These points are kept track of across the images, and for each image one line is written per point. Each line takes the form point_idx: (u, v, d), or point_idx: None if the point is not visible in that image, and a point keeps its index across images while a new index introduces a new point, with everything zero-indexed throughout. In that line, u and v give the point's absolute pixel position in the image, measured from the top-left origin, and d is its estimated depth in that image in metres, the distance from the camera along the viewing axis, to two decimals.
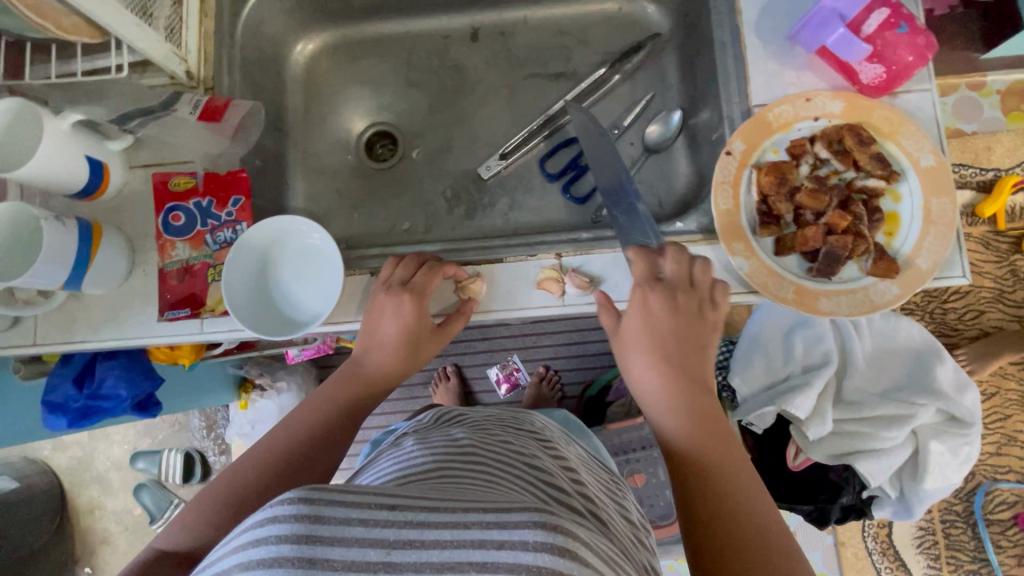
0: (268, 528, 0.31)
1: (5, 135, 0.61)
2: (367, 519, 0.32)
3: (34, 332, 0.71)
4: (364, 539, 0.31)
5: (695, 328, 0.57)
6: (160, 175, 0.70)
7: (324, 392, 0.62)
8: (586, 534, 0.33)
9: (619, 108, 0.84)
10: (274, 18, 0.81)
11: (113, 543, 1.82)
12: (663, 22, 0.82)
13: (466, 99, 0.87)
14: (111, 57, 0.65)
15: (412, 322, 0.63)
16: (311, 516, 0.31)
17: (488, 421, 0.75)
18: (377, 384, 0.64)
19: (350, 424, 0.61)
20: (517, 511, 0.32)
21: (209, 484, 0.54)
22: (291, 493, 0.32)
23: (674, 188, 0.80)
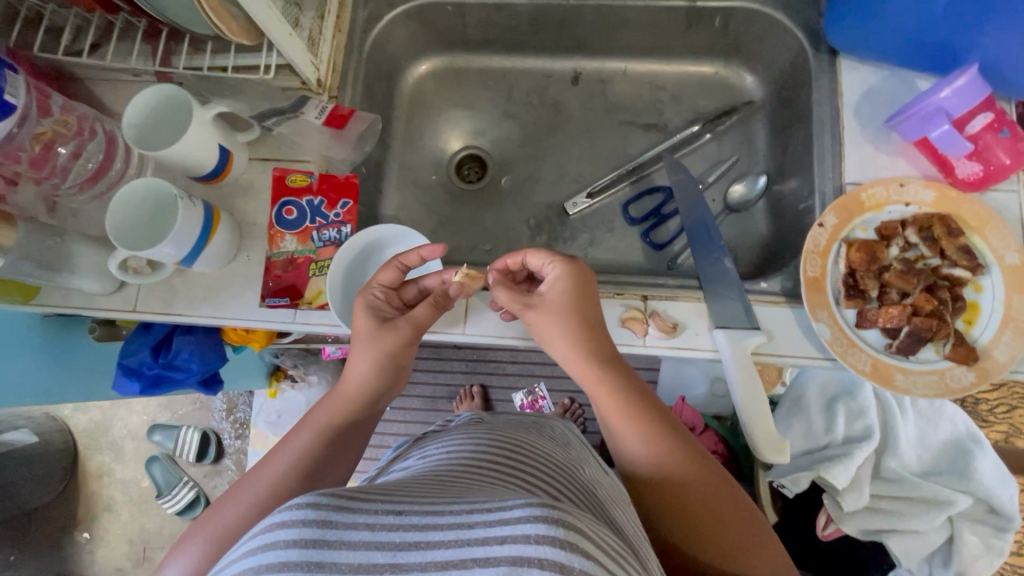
0: (277, 533, 0.31)
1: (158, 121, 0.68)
2: (374, 523, 0.31)
3: (135, 300, 0.75)
4: (370, 541, 0.31)
5: (578, 326, 0.61)
6: (279, 170, 0.75)
7: (312, 413, 0.65)
8: (595, 528, 0.33)
9: (704, 165, 0.88)
10: (397, 39, 0.87)
11: (115, 512, 1.82)
12: (758, 91, 0.87)
13: (559, 136, 0.92)
14: (262, 57, 0.70)
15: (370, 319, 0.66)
16: (317, 520, 0.31)
17: (508, 421, 0.75)
18: (362, 395, 0.65)
19: (340, 439, 0.63)
20: (517, 504, 0.31)
21: (207, 514, 0.57)
22: (299, 499, 0.32)
23: (750, 247, 0.83)
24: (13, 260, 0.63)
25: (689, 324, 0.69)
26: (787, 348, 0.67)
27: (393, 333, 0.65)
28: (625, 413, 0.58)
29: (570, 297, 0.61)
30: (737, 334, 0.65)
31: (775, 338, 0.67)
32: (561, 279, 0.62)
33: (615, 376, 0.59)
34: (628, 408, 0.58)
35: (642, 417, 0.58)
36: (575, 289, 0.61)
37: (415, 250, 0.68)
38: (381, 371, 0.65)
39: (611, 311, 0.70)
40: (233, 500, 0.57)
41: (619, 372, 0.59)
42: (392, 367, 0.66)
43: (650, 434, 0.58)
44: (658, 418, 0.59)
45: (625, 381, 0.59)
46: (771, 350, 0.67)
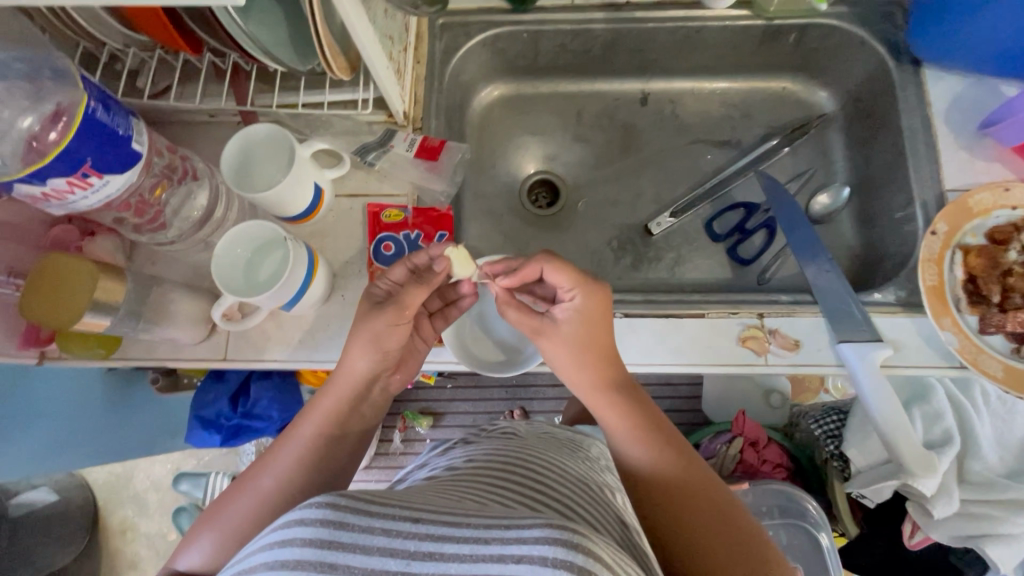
0: (292, 529, 0.29)
1: (255, 156, 0.67)
2: (391, 529, 0.29)
3: (225, 347, 0.71)
4: (384, 548, 0.28)
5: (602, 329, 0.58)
6: (374, 206, 0.73)
7: (311, 405, 0.60)
8: (619, 560, 0.30)
9: (781, 178, 0.88)
10: (471, 67, 0.86)
11: (141, 569, 1.72)
12: (830, 104, 0.88)
13: (633, 157, 0.92)
14: (358, 92, 0.69)
15: (364, 306, 0.61)
16: (333, 522, 0.29)
17: (541, 437, 0.72)
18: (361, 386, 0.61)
19: (342, 433, 0.60)
20: (537, 526, 0.29)
21: (215, 506, 0.56)
22: (318, 497, 0.30)
23: (839, 257, 0.83)
24: (119, 314, 0.60)
25: (810, 340, 0.68)
26: (912, 359, 0.66)
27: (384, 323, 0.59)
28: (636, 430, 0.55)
29: (587, 323, 0.57)
30: (864, 348, 0.64)
31: (902, 349, 0.66)
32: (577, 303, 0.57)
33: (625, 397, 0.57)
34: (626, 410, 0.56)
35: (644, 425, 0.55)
36: (587, 318, 0.57)
37: (428, 250, 0.61)
38: (375, 360, 0.60)
39: (728, 331, 0.69)
40: (241, 496, 0.55)
41: (629, 395, 0.57)
42: (386, 354, 0.61)
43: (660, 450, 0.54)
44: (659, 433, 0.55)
45: (633, 403, 0.57)
46: (899, 361, 0.66)
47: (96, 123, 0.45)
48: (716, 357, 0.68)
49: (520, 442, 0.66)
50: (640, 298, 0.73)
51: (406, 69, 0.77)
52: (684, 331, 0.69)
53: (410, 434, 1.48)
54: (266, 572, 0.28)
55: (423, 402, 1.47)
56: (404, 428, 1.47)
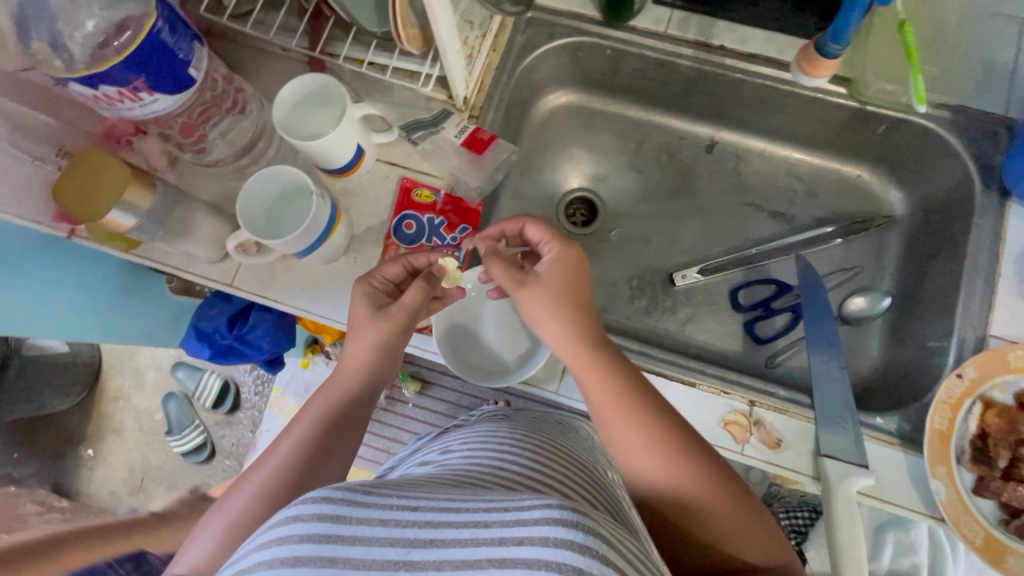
0: (289, 526, 0.30)
1: (342, 106, 0.67)
2: (388, 519, 0.30)
3: (234, 274, 0.73)
4: (383, 538, 0.29)
5: (580, 281, 0.59)
6: (407, 181, 0.73)
7: (310, 402, 0.63)
8: (620, 537, 0.31)
9: (824, 267, 0.84)
10: (545, 68, 0.84)
11: (121, 437, 1.82)
12: (899, 206, 0.83)
13: (680, 201, 0.89)
14: (424, 68, 0.69)
15: (364, 306, 0.63)
16: (328, 515, 0.30)
17: (541, 423, 0.73)
18: (365, 377, 0.63)
19: (343, 424, 0.61)
20: (536, 505, 0.30)
21: (215, 507, 0.55)
22: (313, 493, 0.31)
23: (858, 364, 0.79)
24: (144, 220, 0.62)
25: (793, 443, 0.66)
26: (891, 494, 0.63)
27: (389, 326, 0.63)
28: (615, 399, 0.54)
29: (567, 274, 0.59)
30: (844, 469, 0.62)
31: (882, 481, 0.63)
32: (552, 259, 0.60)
33: (601, 359, 0.56)
34: (614, 381, 0.55)
35: (630, 395, 0.55)
36: (564, 274, 0.59)
37: (428, 254, 0.66)
38: (378, 359, 0.63)
39: (713, 407, 0.67)
40: (238, 493, 0.55)
41: (604, 351, 0.57)
42: (386, 355, 0.63)
43: (639, 414, 0.54)
44: (649, 405, 0.54)
45: (613, 357, 0.57)
46: (875, 492, 0.63)
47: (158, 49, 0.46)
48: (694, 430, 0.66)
49: (521, 426, 0.66)
50: (638, 348, 0.72)
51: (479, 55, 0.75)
52: (671, 394, 0.68)
53: (394, 393, 1.50)
54: (264, 570, 0.29)
55: (415, 366, 1.47)
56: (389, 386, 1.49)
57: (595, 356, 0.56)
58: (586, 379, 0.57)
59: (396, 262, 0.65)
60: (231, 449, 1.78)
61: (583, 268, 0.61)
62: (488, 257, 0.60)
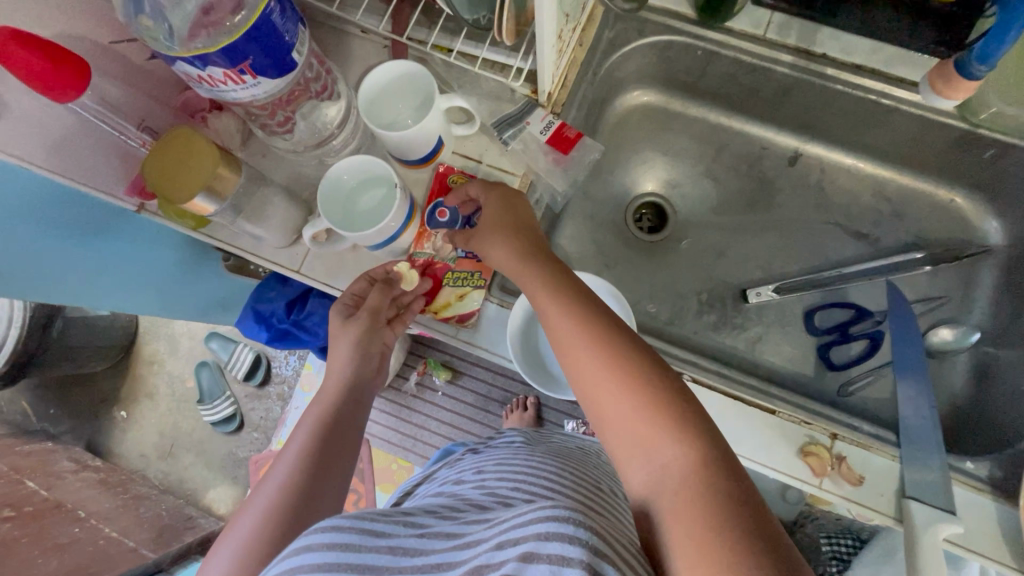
0: (304, 557, 0.35)
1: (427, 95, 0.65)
2: (395, 548, 0.35)
3: (302, 261, 0.72)
4: (390, 564, 0.34)
5: (516, 210, 0.64)
6: (444, 167, 0.70)
7: (303, 415, 0.66)
8: (612, 532, 0.35)
9: (908, 295, 0.80)
10: (628, 66, 0.80)
11: (154, 401, 1.85)
12: (997, 236, 0.78)
13: (757, 214, 0.85)
14: (516, 61, 0.65)
15: (337, 318, 0.70)
16: (340, 545, 0.35)
17: (560, 446, 0.74)
18: (346, 388, 0.69)
19: (339, 438, 0.64)
20: (525, 514, 0.34)
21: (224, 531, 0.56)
22: (323, 525, 0.36)
23: (939, 402, 0.75)
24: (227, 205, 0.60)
25: (875, 482, 0.63)
26: (981, 545, 0.59)
27: (359, 330, 0.69)
28: (546, 314, 0.54)
29: (500, 204, 0.64)
30: (933, 515, 0.59)
31: (971, 531, 0.60)
32: (495, 203, 0.64)
33: (537, 277, 0.57)
34: (542, 285, 0.56)
35: (563, 296, 0.55)
36: (507, 210, 0.64)
37: (387, 265, 0.68)
38: (358, 360, 0.70)
39: (792, 436, 0.64)
40: (245, 514, 0.56)
41: (537, 263, 0.59)
42: (364, 353, 0.70)
43: (575, 316, 0.53)
44: (580, 307, 0.53)
45: (549, 269, 0.58)
46: (964, 543, 0.59)
47: (247, 48, 0.44)
48: (771, 457, 0.64)
49: (537, 448, 0.68)
50: (716, 369, 0.70)
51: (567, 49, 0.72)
52: (748, 418, 0.66)
53: (425, 380, 1.48)
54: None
55: (448, 355, 1.46)
56: (421, 372, 1.47)
57: (532, 270, 0.58)
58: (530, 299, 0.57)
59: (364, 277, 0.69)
60: (260, 422, 1.79)
61: (521, 199, 0.65)
62: (450, 235, 0.67)
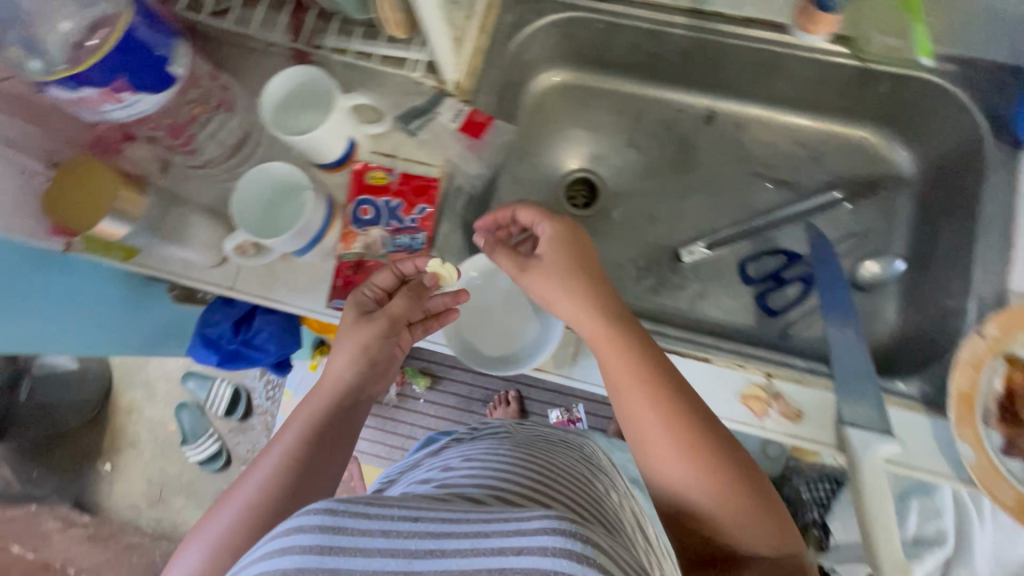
0: (291, 537, 0.29)
1: (323, 95, 0.65)
2: (389, 530, 0.29)
3: (235, 277, 0.72)
4: (384, 550, 0.29)
5: (584, 247, 0.60)
6: (361, 165, 0.71)
7: (295, 411, 0.62)
8: (613, 546, 0.31)
9: (834, 234, 0.82)
10: (536, 47, 0.82)
11: (138, 449, 1.81)
12: (909, 166, 0.81)
13: (683, 176, 0.87)
14: (411, 53, 0.66)
15: (349, 314, 0.65)
16: (331, 527, 0.29)
17: (538, 439, 0.72)
18: (343, 394, 0.63)
19: (325, 442, 0.59)
20: (535, 517, 0.29)
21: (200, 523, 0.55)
22: (317, 503, 0.30)
23: (875, 332, 0.77)
24: (137, 227, 0.62)
25: (814, 415, 0.64)
26: (919, 461, 0.61)
27: (372, 333, 0.64)
28: (604, 350, 0.55)
29: (561, 244, 0.60)
30: (870, 438, 0.60)
31: (908, 448, 0.62)
32: (553, 241, 0.60)
33: (594, 314, 0.56)
34: (598, 323, 0.56)
35: (622, 336, 0.55)
36: (573, 249, 0.60)
37: (414, 262, 0.65)
38: (360, 366, 0.63)
39: (730, 382, 0.66)
40: (224, 507, 0.54)
41: (590, 296, 0.57)
42: (370, 361, 0.64)
43: (634, 359, 0.54)
44: (639, 349, 0.55)
45: (609, 303, 0.57)
46: (903, 461, 0.61)
47: (119, 62, 0.45)
48: (713, 406, 0.65)
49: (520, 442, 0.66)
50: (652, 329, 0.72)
51: (467, 37, 0.73)
52: (687, 372, 0.67)
53: (405, 390, 1.48)
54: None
55: (424, 361, 1.45)
56: (400, 382, 1.47)
57: (586, 305, 0.57)
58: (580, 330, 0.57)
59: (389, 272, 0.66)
60: (246, 455, 1.77)
61: (571, 226, 0.61)
62: (489, 249, 0.61)
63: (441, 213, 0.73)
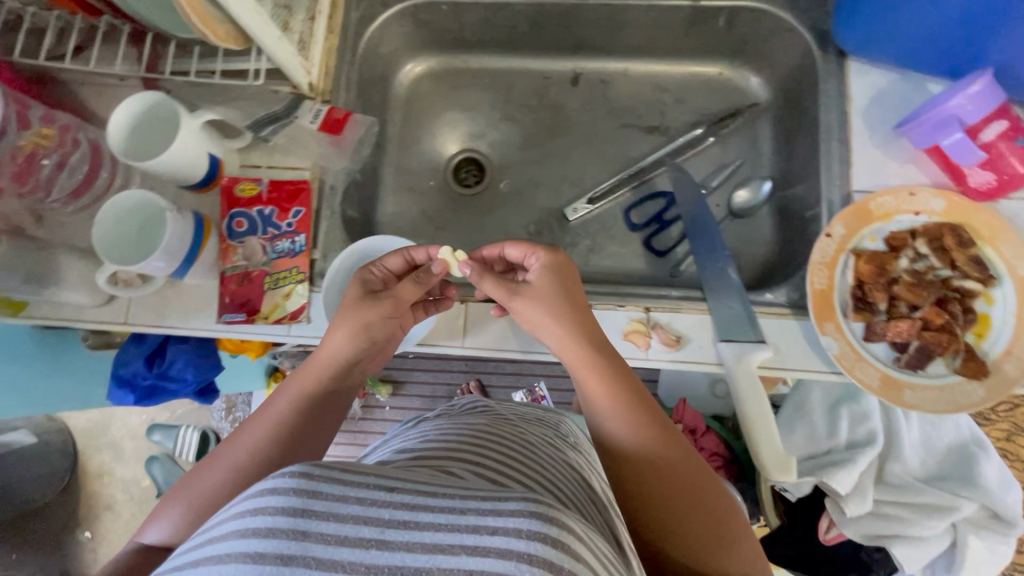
0: (266, 498, 0.29)
1: (171, 117, 0.66)
2: (365, 499, 0.30)
3: (126, 311, 0.72)
4: (359, 516, 0.29)
5: (571, 280, 0.59)
6: (228, 179, 0.72)
7: (287, 381, 0.61)
8: (588, 536, 0.31)
9: (707, 169, 0.86)
10: (391, 39, 0.85)
11: (115, 512, 1.70)
12: (762, 92, 0.85)
13: (559, 139, 0.90)
14: (251, 62, 0.68)
15: (356, 291, 0.63)
16: (306, 491, 0.29)
17: (516, 414, 0.71)
18: (338, 370, 0.62)
19: (315, 415, 0.59)
20: (513, 500, 0.30)
21: (184, 482, 0.54)
22: (292, 467, 0.31)
23: (757, 253, 0.81)
24: None
25: (694, 338, 0.67)
26: (791, 361, 0.65)
27: (374, 313, 0.62)
28: (573, 357, 0.56)
29: (552, 279, 0.59)
30: (741, 347, 0.64)
31: (780, 352, 0.66)
32: (544, 275, 0.59)
33: (574, 334, 0.56)
34: (577, 340, 0.56)
35: (595, 348, 0.56)
36: (562, 282, 0.59)
37: (427, 249, 0.65)
38: (360, 343, 0.61)
39: (613, 322, 0.69)
40: (213, 468, 0.54)
41: (571, 315, 0.57)
42: (368, 339, 0.62)
43: (607, 371, 0.55)
44: (603, 356, 0.56)
45: (583, 319, 0.57)
46: (776, 363, 0.65)
47: None
48: None
49: (500, 417, 0.65)
50: None
51: (313, 39, 0.75)
52: None
53: (369, 401, 1.38)
54: (239, 539, 0.28)
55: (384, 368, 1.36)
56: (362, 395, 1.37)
57: (568, 324, 0.56)
58: (549, 341, 0.58)
59: (399, 257, 0.65)
60: None
61: (562, 263, 0.60)
62: (477, 275, 0.59)
63: (317, 214, 0.74)
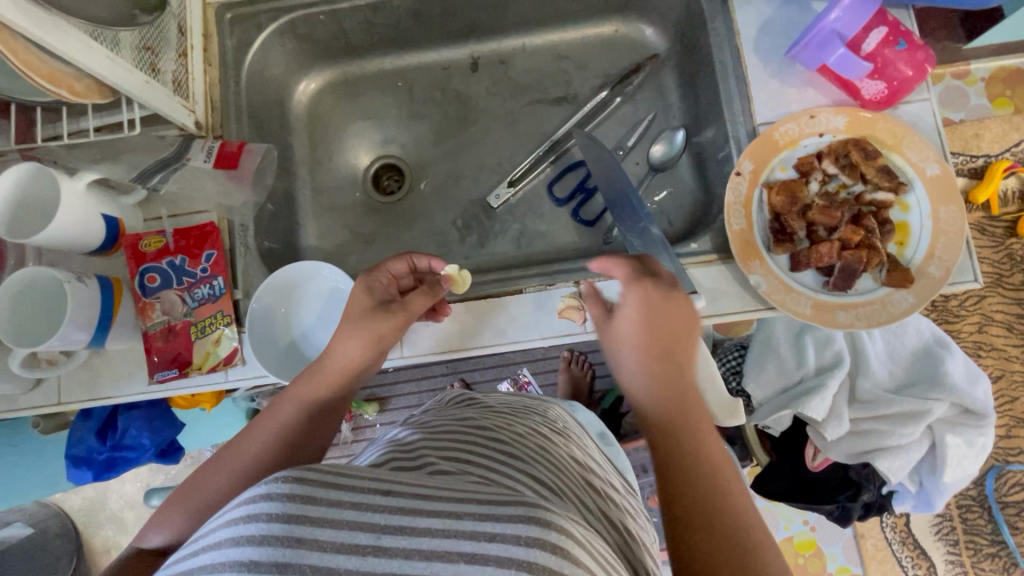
0: (259, 504, 0.29)
1: (49, 182, 0.63)
2: (360, 503, 0.29)
3: (58, 391, 0.70)
4: (354, 522, 0.28)
5: (676, 316, 0.52)
6: (131, 236, 0.69)
7: (293, 385, 0.57)
8: (588, 538, 0.31)
9: (620, 130, 0.85)
10: (275, 61, 0.82)
11: None
12: (659, 42, 0.84)
13: (470, 127, 0.88)
14: (122, 113, 0.65)
15: (366, 300, 0.60)
16: (301, 496, 0.29)
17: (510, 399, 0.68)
18: (347, 379, 0.58)
19: (318, 422, 0.55)
20: (511, 504, 0.29)
21: (187, 488, 0.52)
22: (284, 473, 0.30)
23: (684, 204, 0.80)
24: None
25: None
26: (723, 305, 0.65)
27: (387, 325, 0.59)
28: (639, 385, 0.51)
29: (656, 313, 0.52)
30: None
31: (712, 299, 0.65)
32: (635, 302, 0.52)
33: (658, 368, 0.51)
34: (659, 369, 0.51)
35: (677, 383, 0.50)
36: (657, 318, 0.52)
37: (432, 259, 0.64)
38: (371, 352, 0.58)
39: (548, 303, 0.69)
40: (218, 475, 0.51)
41: (661, 349, 0.51)
42: (379, 351, 0.59)
43: (671, 397, 0.49)
44: (675, 389, 0.50)
45: (676, 352, 0.52)
46: (711, 311, 0.65)
47: None
48: (537, 329, 0.69)
49: (492, 401, 0.64)
50: None
51: (190, 76, 0.72)
52: (505, 308, 0.69)
53: (358, 422, 1.21)
54: (232, 547, 0.28)
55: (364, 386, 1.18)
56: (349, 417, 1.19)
57: (653, 360, 0.51)
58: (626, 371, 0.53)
59: (404, 263, 0.62)
60: None
61: (684, 300, 0.53)
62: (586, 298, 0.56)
63: (231, 254, 0.72)
